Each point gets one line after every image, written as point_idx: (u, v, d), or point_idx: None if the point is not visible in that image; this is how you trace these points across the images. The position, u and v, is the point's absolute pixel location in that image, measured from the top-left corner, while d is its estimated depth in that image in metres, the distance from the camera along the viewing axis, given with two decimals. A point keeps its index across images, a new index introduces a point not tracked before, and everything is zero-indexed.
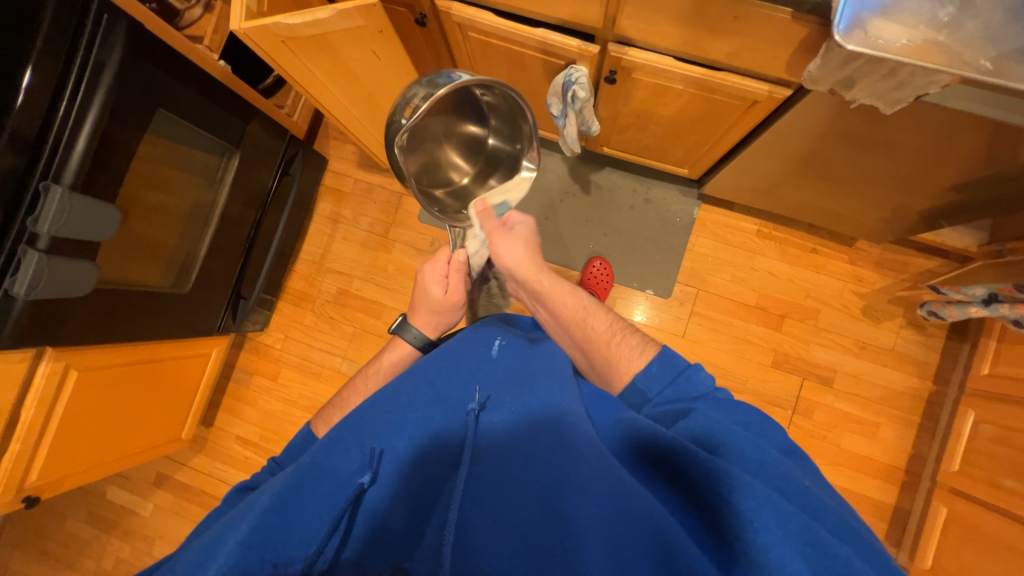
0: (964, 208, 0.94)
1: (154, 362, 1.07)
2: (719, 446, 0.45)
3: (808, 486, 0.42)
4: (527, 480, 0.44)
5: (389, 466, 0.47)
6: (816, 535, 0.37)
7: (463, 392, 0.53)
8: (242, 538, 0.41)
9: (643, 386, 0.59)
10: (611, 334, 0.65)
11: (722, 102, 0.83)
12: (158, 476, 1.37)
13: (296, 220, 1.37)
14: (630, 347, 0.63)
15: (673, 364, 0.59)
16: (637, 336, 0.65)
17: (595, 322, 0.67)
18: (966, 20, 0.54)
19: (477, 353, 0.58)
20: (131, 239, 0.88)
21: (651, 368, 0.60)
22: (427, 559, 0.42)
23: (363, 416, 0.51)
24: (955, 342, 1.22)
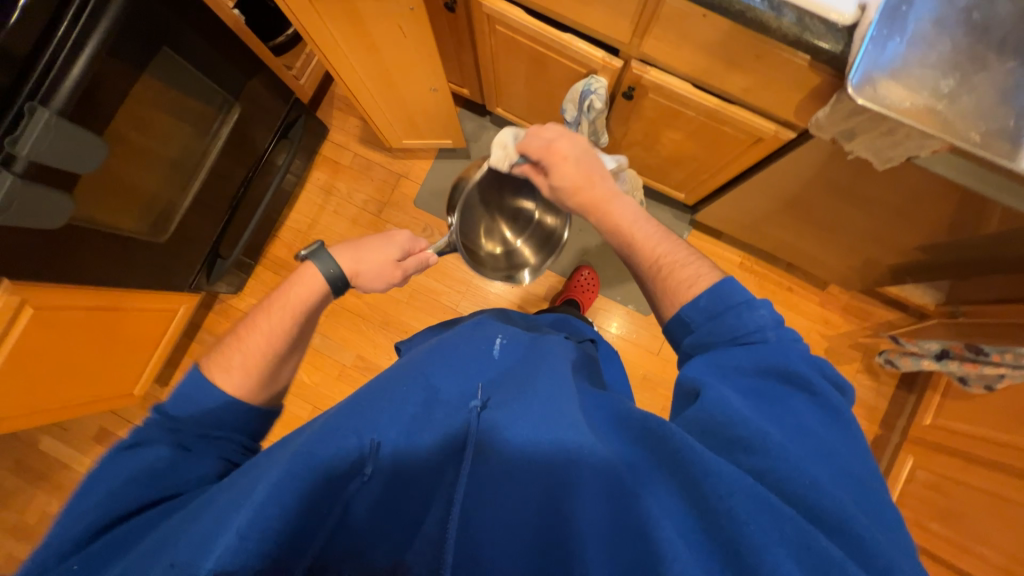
0: (929, 268, 1.01)
1: (117, 311, 1.01)
2: (741, 439, 0.40)
3: (824, 485, 0.37)
4: (529, 483, 0.42)
5: (387, 458, 0.44)
6: (808, 531, 0.34)
7: (464, 393, 0.51)
8: (241, 529, 0.36)
9: (688, 318, 0.51)
10: (664, 262, 0.57)
11: (729, 134, 0.87)
12: (101, 431, 1.29)
13: (286, 185, 1.33)
14: (683, 276, 0.55)
15: (726, 297, 0.49)
16: (694, 262, 0.56)
17: (650, 249, 0.60)
18: (964, 93, 0.58)
19: (477, 351, 0.59)
20: (111, 179, 0.83)
21: (700, 300, 0.50)
22: (426, 551, 0.39)
23: (359, 403, 0.48)
24: (903, 392, 1.30)
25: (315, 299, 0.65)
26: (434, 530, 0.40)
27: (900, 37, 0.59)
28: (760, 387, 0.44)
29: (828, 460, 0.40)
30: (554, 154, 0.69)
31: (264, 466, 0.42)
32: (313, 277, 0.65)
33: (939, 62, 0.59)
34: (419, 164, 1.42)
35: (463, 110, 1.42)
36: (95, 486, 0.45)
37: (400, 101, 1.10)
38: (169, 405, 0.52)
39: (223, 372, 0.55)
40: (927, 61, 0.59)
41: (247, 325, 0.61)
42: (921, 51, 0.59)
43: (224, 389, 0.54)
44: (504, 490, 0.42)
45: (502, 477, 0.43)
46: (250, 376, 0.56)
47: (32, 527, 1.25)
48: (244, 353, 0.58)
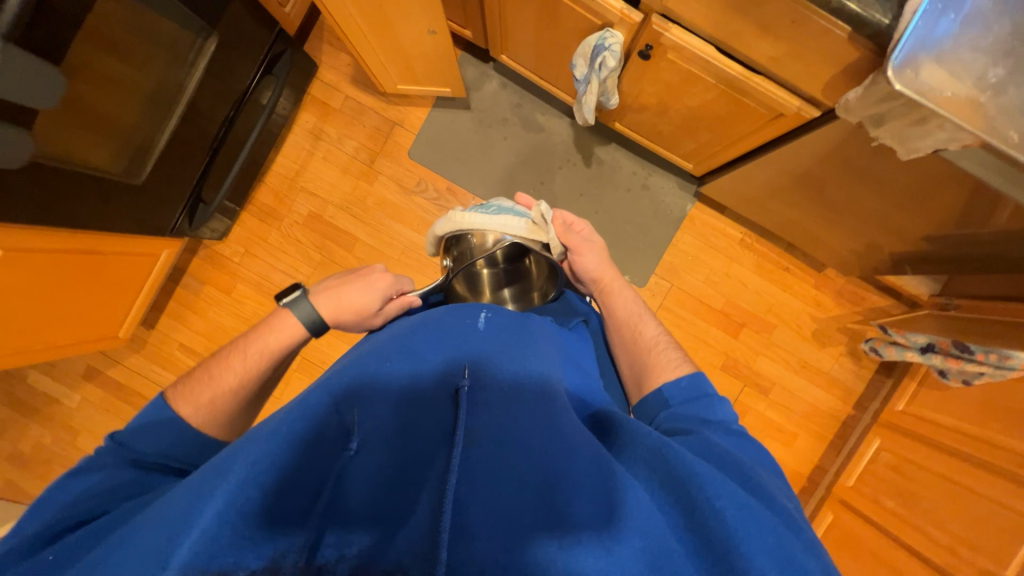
0: (929, 259, 0.99)
1: (93, 254, 0.96)
2: (721, 458, 0.43)
3: (795, 515, 0.40)
4: (522, 471, 0.40)
5: (374, 434, 0.43)
6: (789, 547, 0.35)
7: (451, 369, 0.49)
8: (220, 511, 0.34)
9: (669, 394, 0.56)
10: (649, 343, 0.66)
11: (748, 106, 0.81)
12: (89, 369, 1.29)
13: (272, 127, 1.24)
14: (669, 359, 0.63)
15: (699, 387, 0.56)
16: (671, 345, 0.66)
17: (647, 328, 0.68)
18: (1012, 85, 0.53)
19: (463, 326, 0.56)
20: (79, 111, 0.76)
21: (682, 382, 0.57)
22: (417, 536, 0.36)
23: (350, 380, 0.47)
24: (881, 376, 1.33)
25: (296, 345, 0.65)
26: (425, 517, 0.37)
27: (955, 15, 0.53)
28: (726, 431, 0.49)
29: (777, 487, 0.44)
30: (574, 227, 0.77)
31: (242, 441, 0.41)
32: (290, 323, 0.64)
33: (992, 47, 0.53)
34: (415, 112, 1.33)
35: (465, 54, 1.31)
36: (46, 506, 0.45)
37: (396, 42, 1.01)
38: (125, 434, 0.52)
39: (188, 405, 0.56)
40: (977, 46, 0.54)
41: (219, 360, 0.62)
42: (974, 33, 0.54)
43: (184, 416, 0.55)
44: (496, 472, 0.40)
45: (496, 458, 0.41)
46: (216, 414, 0.57)
47: (27, 456, 1.27)
48: (212, 387, 0.58)
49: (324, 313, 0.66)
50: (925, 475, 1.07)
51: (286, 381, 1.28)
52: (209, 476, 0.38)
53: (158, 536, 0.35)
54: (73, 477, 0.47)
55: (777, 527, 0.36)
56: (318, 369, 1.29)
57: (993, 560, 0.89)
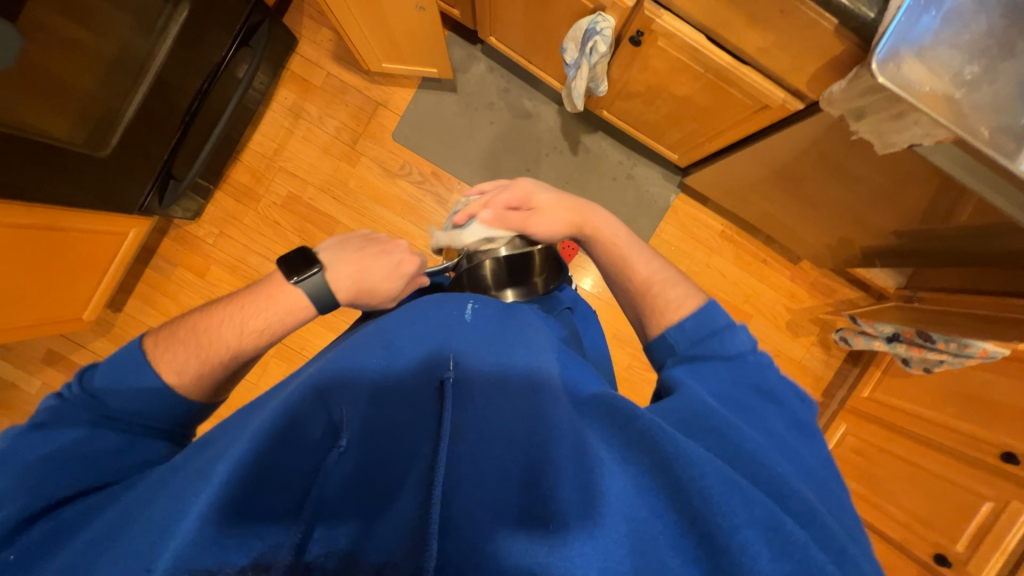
0: (896, 253, 1.03)
1: (55, 231, 0.91)
2: (711, 428, 0.41)
3: (790, 478, 0.39)
4: (507, 464, 0.41)
5: (358, 427, 0.42)
6: (779, 517, 0.35)
7: (437, 360, 0.48)
8: (201, 511, 0.34)
9: (674, 339, 0.54)
10: (648, 284, 0.62)
11: (734, 97, 0.82)
12: (50, 353, 1.23)
13: (248, 103, 1.19)
14: (669, 297, 0.59)
15: (713, 318, 0.54)
16: (670, 274, 0.63)
17: (639, 265, 0.64)
18: (984, 83, 0.55)
19: (448, 318, 0.54)
20: (33, 73, 0.71)
21: (688, 323, 0.54)
22: (403, 531, 0.36)
23: (332, 372, 0.45)
24: (848, 365, 1.39)
25: (301, 322, 0.59)
26: (412, 513, 0.37)
27: (935, 12, 0.54)
28: (731, 372, 0.49)
29: (776, 442, 0.43)
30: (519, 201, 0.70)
31: (224, 440, 0.40)
32: (298, 301, 0.58)
33: (969, 44, 0.55)
34: (400, 93, 1.30)
35: (452, 34, 1.28)
36: (13, 461, 0.44)
37: (380, 17, 0.98)
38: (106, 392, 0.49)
39: (174, 371, 0.51)
40: (955, 43, 0.55)
41: (213, 323, 0.55)
42: (953, 30, 0.55)
43: (169, 385, 0.51)
44: (483, 471, 0.40)
45: (484, 455, 0.41)
46: (203, 387, 0.53)
47: None
48: (203, 357, 0.52)
49: (336, 295, 0.60)
50: (886, 458, 1.13)
51: (263, 367, 1.24)
52: (192, 477, 0.38)
53: (145, 535, 0.35)
54: (40, 432, 0.46)
55: (767, 501, 0.36)
56: (297, 355, 1.26)
57: (945, 535, 0.95)
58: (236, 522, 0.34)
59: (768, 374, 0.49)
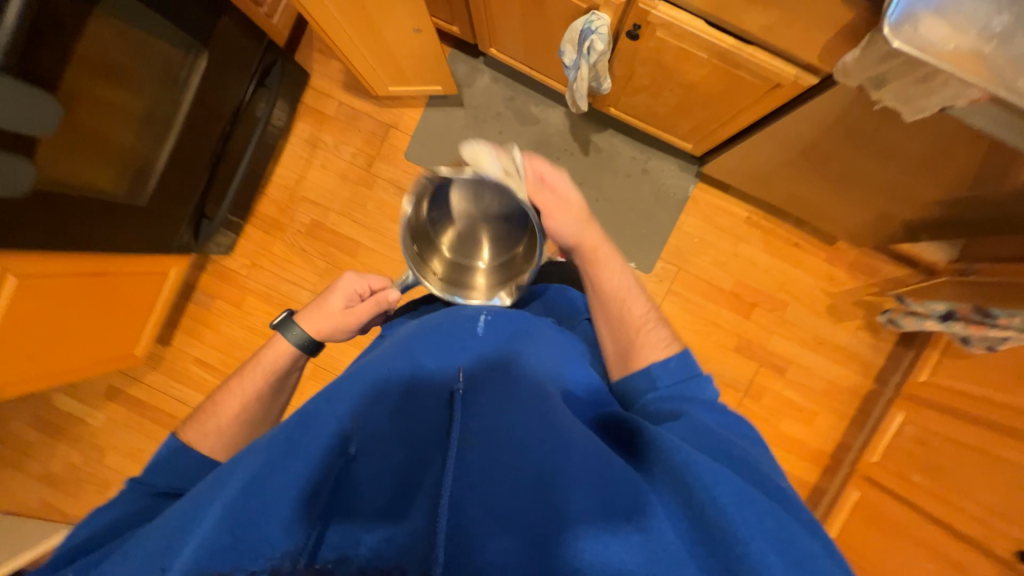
0: (944, 224, 0.96)
1: (104, 276, 0.99)
2: (713, 444, 0.43)
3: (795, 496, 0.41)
4: (522, 467, 0.39)
5: (370, 438, 0.43)
6: (790, 532, 0.36)
7: (447, 374, 0.49)
8: (218, 518, 0.36)
9: (656, 372, 0.55)
10: (637, 321, 0.63)
11: (743, 80, 0.79)
12: (111, 389, 1.32)
13: (269, 139, 1.25)
14: (657, 337, 0.60)
15: (688, 368, 0.55)
16: (658, 320, 0.64)
17: (635, 305, 0.65)
18: (1017, 34, 0.51)
19: (459, 330, 0.56)
20: (75, 135, 0.77)
21: (669, 361, 0.56)
22: (413, 539, 0.36)
23: (347, 385, 0.47)
24: (901, 348, 1.30)
25: (291, 364, 0.69)
26: (423, 523, 0.36)
27: None
28: (703, 403, 0.49)
29: (774, 468, 0.44)
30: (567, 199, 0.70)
31: (243, 453, 0.42)
32: (281, 348, 0.68)
33: None
34: (409, 113, 1.33)
35: (454, 50, 1.30)
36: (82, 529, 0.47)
37: (383, 43, 1.01)
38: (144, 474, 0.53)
39: (197, 433, 0.60)
40: None
41: (223, 392, 0.66)
42: None
43: (195, 444, 0.59)
44: (491, 473, 0.39)
45: (491, 456, 0.40)
46: (223, 441, 0.61)
47: (58, 476, 1.32)
48: (218, 415, 0.62)
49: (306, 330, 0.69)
50: (952, 447, 1.04)
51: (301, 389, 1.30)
52: (211, 489, 0.40)
53: (167, 544, 0.37)
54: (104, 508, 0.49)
55: (776, 511, 0.37)
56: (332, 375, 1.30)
57: None
58: (247, 527, 0.36)
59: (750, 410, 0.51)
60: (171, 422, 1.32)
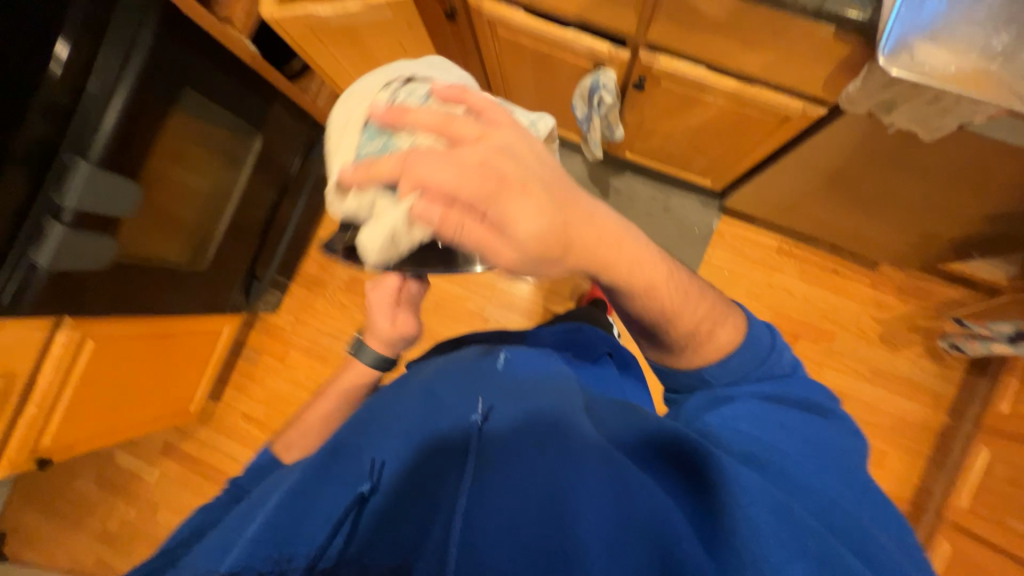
0: (995, 240, 0.91)
1: (167, 336, 1.09)
2: (751, 454, 0.42)
3: (837, 500, 0.38)
4: (529, 488, 0.43)
5: (390, 471, 0.46)
6: (832, 546, 0.34)
7: (465, 404, 0.51)
8: (253, 532, 0.42)
9: (710, 374, 0.50)
10: (695, 327, 0.48)
11: (752, 116, 0.81)
12: (166, 445, 1.40)
13: (312, 205, 1.38)
14: (722, 330, 0.49)
15: (760, 346, 0.50)
16: (713, 298, 0.49)
17: (687, 304, 0.47)
18: (1021, 50, 0.52)
19: (482, 362, 0.58)
20: (151, 213, 0.88)
21: (732, 361, 0.49)
22: (430, 563, 0.39)
23: (370, 423, 0.52)
24: (975, 376, 1.19)
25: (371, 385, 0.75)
26: (440, 534, 0.41)
27: None
28: (751, 401, 0.47)
29: (820, 468, 0.41)
30: (521, 225, 0.36)
31: (283, 481, 0.49)
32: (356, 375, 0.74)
33: (988, 18, 0.53)
34: None
35: None
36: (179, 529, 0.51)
37: None
38: (242, 478, 0.60)
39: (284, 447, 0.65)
40: (971, 20, 0.53)
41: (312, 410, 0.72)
42: (965, 8, 0.53)
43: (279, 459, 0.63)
44: (503, 495, 0.43)
45: (503, 481, 0.44)
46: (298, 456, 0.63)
47: (116, 533, 1.37)
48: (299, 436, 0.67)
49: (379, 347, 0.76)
50: None
51: None
52: (257, 508, 0.46)
53: (213, 552, 0.42)
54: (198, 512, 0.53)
55: (809, 521, 0.35)
56: None
57: None
58: (276, 542, 0.40)
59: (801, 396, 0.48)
60: (220, 477, 1.37)
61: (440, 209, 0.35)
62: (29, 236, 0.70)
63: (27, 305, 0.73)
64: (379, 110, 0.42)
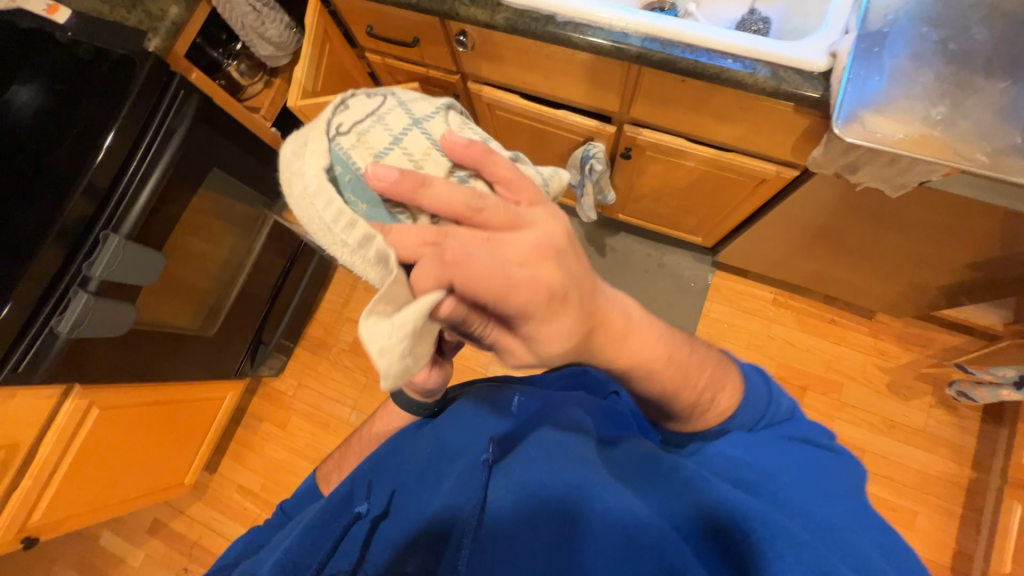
0: (981, 287, 0.94)
1: (170, 403, 1.08)
2: (748, 479, 0.43)
3: (838, 524, 0.39)
4: (539, 525, 0.44)
5: (399, 517, 0.49)
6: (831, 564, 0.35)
7: (474, 447, 0.53)
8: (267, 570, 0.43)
9: (722, 428, 0.49)
10: (703, 400, 0.48)
11: (731, 179, 0.89)
12: (154, 523, 1.33)
13: (321, 270, 1.43)
14: (723, 400, 0.49)
15: (760, 401, 0.50)
16: (713, 362, 0.49)
17: (690, 376, 0.46)
18: (959, 119, 0.58)
19: (489, 400, 0.59)
20: (170, 281, 0.93)
21: (737, 420, 0.49)
22: None
23: (380, 463, 0.54)
24: (991, 426, 1.16)
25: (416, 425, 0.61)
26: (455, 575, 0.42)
27: (879, 76, 0.61)
28: (772, 437, 0.47)
29: (819, 488, 0.42)
30: (550, 341, 0.38)
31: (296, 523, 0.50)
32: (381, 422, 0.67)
33: (925, 93, 0.60)
34: None
35: None
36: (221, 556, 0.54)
37: None
38: (287, 502, 0.59)
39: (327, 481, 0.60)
40: (911, 94, 0.60)
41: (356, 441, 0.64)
42: (903, 86, 0.61)
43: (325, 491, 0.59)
44: (513, 532, 0.44)
45: (514, 517, 0.45)
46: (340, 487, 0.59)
47: None
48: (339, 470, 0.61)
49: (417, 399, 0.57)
50: None
51: None
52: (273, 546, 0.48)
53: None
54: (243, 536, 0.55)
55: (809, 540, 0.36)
56: None
57: None
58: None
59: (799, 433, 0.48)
60: (209, 558, 1.28)
61: (466, 310, 0.36)
62: (54, 307, 0.73)
63: (42, 373, 0.74)
64: (386, 172, 0.34)
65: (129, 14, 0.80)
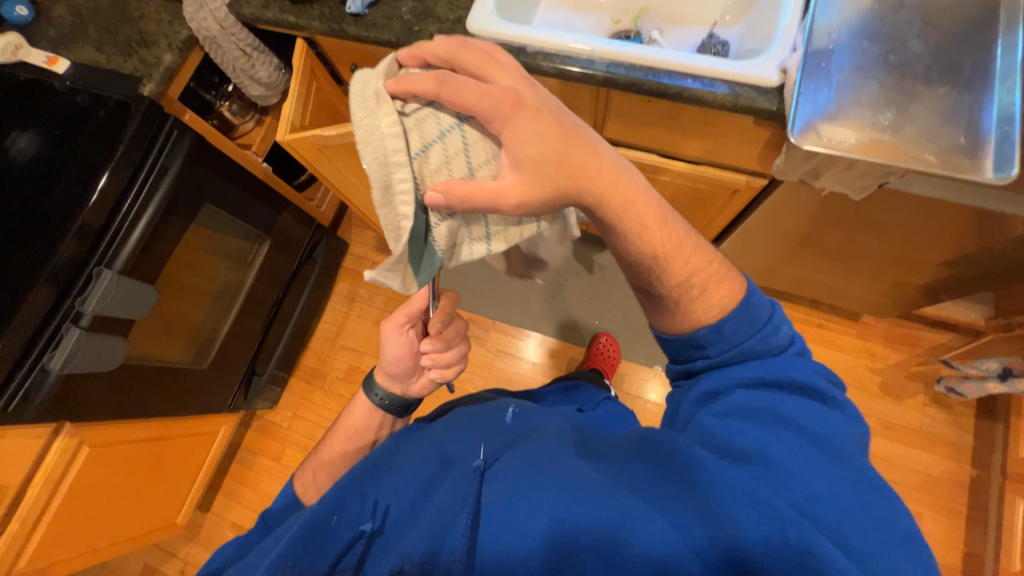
0: (957, 283, 0.97)
1: (162, 439, 1.07)
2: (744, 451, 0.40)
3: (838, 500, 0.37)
4: (533, 521, 0.42)
5: (391, 524, 0.49)
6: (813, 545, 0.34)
7: (469, 454, 0.52)
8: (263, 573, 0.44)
9: (706, 339, 0.48)
10: (687, 284, 0.49)
11: (706, 191, 0.92)
12: (145, 568, 1.29)
13: (314, 299, 1.44)
14: (712, 301, 0.49)
15: (756, 316, 0.48)
16: (711, 259, 0.50)
17: (678, 256, 0.48)
18: (904, 123, 0.62)
19: (490, 419, 0.58)
20: (162, 317, 0.94)
21: (727, 323, 0.48)
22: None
23: (371, 471, 0.54)
24: (985, 421, 1.17)
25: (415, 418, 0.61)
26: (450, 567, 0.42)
27: (829, 88, 0.65)
28: (786, 395, 0.44)
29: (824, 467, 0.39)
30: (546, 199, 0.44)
31: (287, 529, 0.50)
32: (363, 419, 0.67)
33: (872, 101, 0.64)
34: None
35: None
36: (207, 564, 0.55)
37: None
38: (271, 509, 0.60)
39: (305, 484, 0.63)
40: (859, 103, 0.64)
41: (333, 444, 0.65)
42: (852, 96, 0.65)
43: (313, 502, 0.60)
44: (507, 531, 0.42)
45: (508, 516, 0.43)
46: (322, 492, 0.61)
47: None
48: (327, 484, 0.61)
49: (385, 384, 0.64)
50: None
51: None
52: (267, 549, 0.49)
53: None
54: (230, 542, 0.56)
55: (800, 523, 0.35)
56: None
57: None
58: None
59: (798, 378, 0.45)
60: None
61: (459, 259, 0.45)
62: (46, 343, 0.74)
63: (32, 410, 0.74)
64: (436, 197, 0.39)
65: (126, 63, 0.84)
